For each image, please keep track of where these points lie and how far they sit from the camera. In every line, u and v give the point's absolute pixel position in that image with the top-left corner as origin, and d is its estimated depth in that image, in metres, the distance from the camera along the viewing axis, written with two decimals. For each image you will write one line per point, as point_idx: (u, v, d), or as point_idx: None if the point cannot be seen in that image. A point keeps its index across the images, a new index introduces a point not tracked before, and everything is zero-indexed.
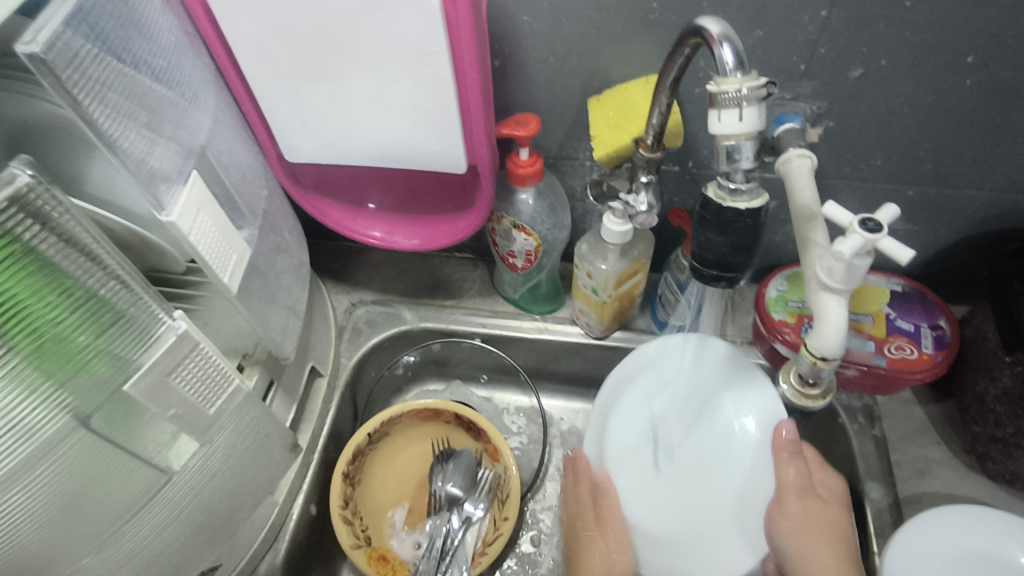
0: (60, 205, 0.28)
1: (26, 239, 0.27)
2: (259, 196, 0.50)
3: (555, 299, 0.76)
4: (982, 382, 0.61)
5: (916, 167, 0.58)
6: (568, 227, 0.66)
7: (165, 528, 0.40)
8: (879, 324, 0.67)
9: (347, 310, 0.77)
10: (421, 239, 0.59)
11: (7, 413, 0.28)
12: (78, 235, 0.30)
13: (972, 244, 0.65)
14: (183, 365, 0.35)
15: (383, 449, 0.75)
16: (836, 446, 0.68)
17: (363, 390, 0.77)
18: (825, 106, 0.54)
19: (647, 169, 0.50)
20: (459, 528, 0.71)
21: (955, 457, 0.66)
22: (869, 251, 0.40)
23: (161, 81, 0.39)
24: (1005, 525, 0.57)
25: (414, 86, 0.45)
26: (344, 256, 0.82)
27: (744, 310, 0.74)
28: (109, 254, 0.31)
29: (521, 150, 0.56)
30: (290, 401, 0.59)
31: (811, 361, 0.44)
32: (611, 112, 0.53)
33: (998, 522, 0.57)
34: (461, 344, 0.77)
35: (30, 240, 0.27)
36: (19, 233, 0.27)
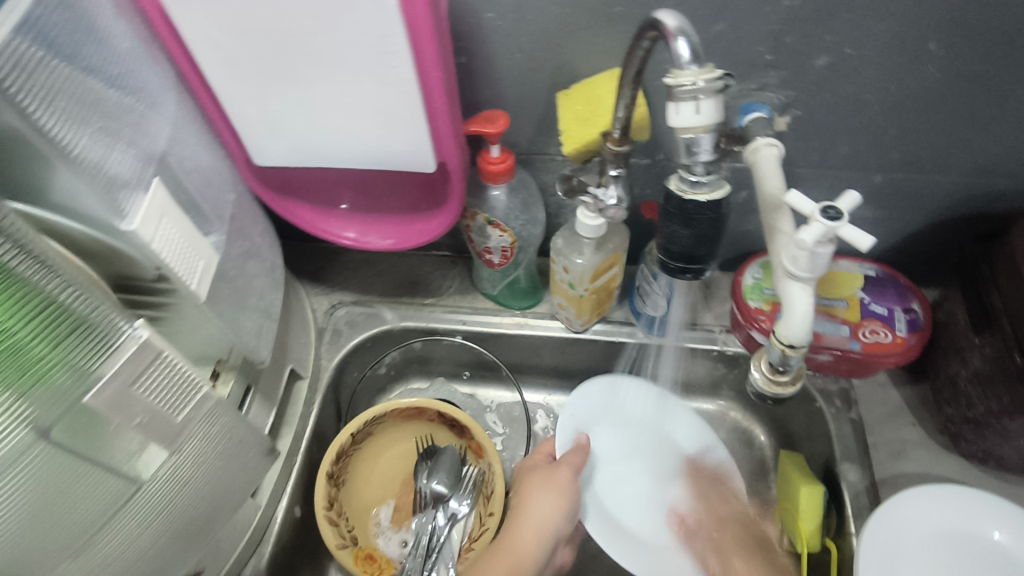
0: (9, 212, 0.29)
1: None
2: (225, 201, 0.50)
3: (534, 294, 0.76)
4: (954, 364, 0.62)
5: (884, 153, 0.58)
6: (542, 222, 0.67)
7: (138, 537, 0.40)
8: (853, 309, 0.67)
9: (327, 311, 0.77)
10: (396, 239, 0.59)
11: None
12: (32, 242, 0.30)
13: (943, 228, 0.66)
14: (147, 373, 0.35)
15: (367, 449, 0.75)
16: (815, 431, 0.69)
17: (346, 390, 0.77)
18: (792, 95, 0.54)
19: (616, 163, 0.50)
20: (445, 525, 0.71)
21: (930, 438, 0.67)
22: (830, 239, 0.40)
23: (117, 88, 0.39)
24: (981, 503, 0.58)
25: (378, 87, 0.45)
26: (322, 257, 0.82)
27: (721, 299, 0.75)
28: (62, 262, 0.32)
29: (492, 147, 0.56)
30: (268, 405, 0.59)
31: (780, 349, 0.44)
32: (579, 106, 0.53)
33: (974, 501, 0.58)
34: (442, 342, 0.77)
35: None
36: None
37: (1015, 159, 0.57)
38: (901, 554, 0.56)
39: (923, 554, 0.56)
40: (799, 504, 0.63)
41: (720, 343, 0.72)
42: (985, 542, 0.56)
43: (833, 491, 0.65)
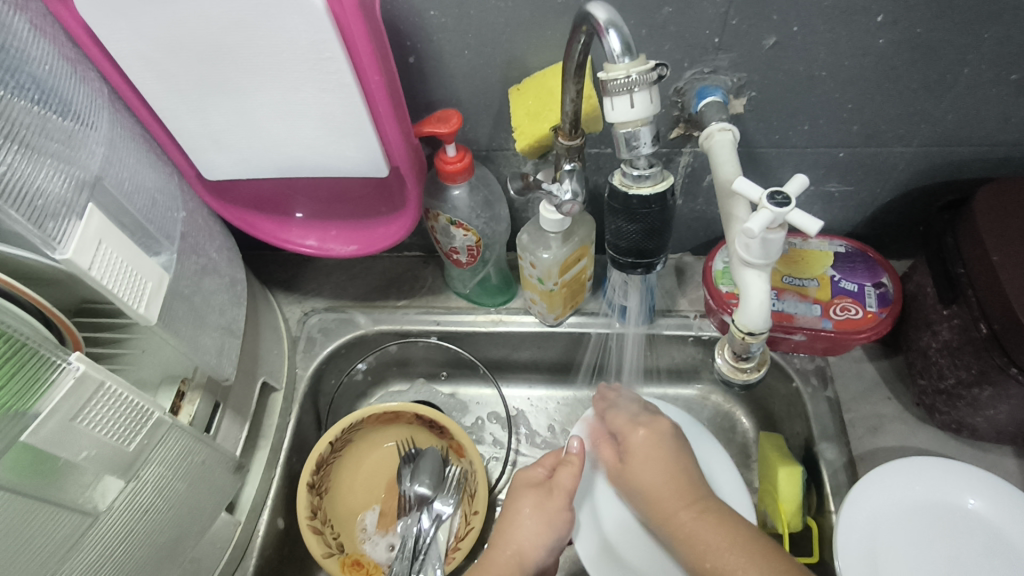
0: None
1: None
2: (174, 220, 0.49)
3: (507, 289, 0.76)
4: (925, 336, 0.62)
5: (843, 129, 0.58)
6: (506, 218, 0.66)
7: (100, 568, 0.40)
8: (824, 287, 0.67)
9: (300, 319, 0.76)
10: (358, 244, 0.58)
11: None
12: None
13: (909, 200, 0.66)
14: (90, 406, 0.35)
15: (349, 456, 0.75)
16: (793, 410, 0.69)
17: (325, 398, 0.77)
18: (745, 77, 0.54)
19: (570, 157, 0.50)
20: (430, 527, 0.71)
21: (906, 410, 0.67)
22: (781, 225, 0.40)
23: (36, 111, 0.38)
24: (953, 473, 0.58)
25: (318, 94, 0.44)
26: (293, 265, 0.81)
27: (695, 283, 0.75)
28: None
29: (447, 147, 0.55)
30: (240, 420, 0.59)
31: (741, 337, 0.45)
32: (530, 101, 0.52)
33: (948, 471, 0.58)
34: (417, 343, 0.77)
35: None
36: None
37: (973, 127, 0.57)
38: (879, 531, 0.56)
39: (900, 524, 0.56)
40: (778, 485, 0.63)
41: (695, 328, 0.71)
42: (962, 512, 0.56)
43: (811, 469, 0.65)
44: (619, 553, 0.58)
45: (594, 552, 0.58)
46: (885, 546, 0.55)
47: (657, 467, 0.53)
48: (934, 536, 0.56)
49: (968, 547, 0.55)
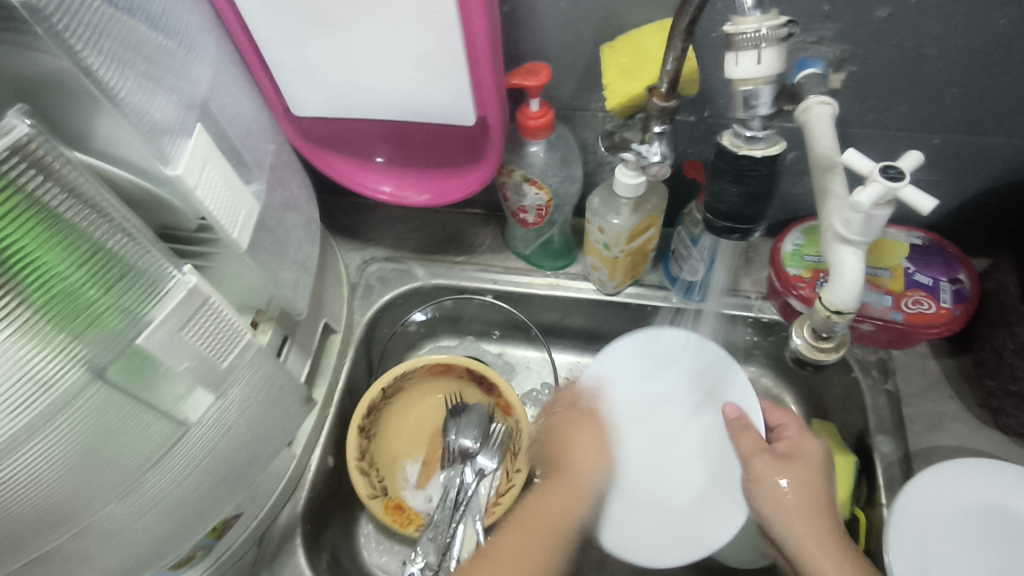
0: (60, 156, 0.30)
1: (29, 190, 0.29)
2: (265, 151, 0.50)
3: (568, 254, 0.75)
4: (1000, 336, 0.59)
5: (944, 113, 0.56)
6: (579, 179, 0.65)
7: (185, 477, 0.42)
8: (897, 278, 0.65)
9: (360, 267, 0.77)
10: (431, 194, 0.59)
11: (22, 363, 0.30)
12: (83, 188, 0.31)
13: (998, 196, 0.63)
14: (195, 318, 0.37)
15: (397, 403, 0.76)
16: (850, 400, 0.68)
17: (378, 345, 0.78)
18: (849, 50, 0.52)
19: (661, 120, 0.49)
20: (472, 480, 0.72)
21: (968, 412, 0.65)
22: (890, 201, 0.38)
23: (157, 29, 0.39)
24: (1022, 479, 0.56)
25: (419, 33, 0.44)
26: (355, 212, 0.81)
27: (760, 264, 0.73)
28: (114, 207, 0.33)
29: (531, 101, 0.55)
30: (304, 356, 0.60)
31: (826, 315, 0.44)
32: (625, 58, 0.51)
33: (1016, 477, 0.57)
34: (472, 301, 0.78)
35: (33, 191, 0.29)
36: (21, 183, 0.28)
37: None
38: (934, 529, 0.55)
39: (942, 514, 0.56)
40: (829, 473, 0.63)
41: (755, 309, 0.70)
42: (1009, 515, 0.55)
43: (865, 461, 0.64)
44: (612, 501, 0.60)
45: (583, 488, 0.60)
46: (936, 545, 0.55)
47: (797, 471, 0.54)
48: (994, 541, 0.54)
49: (1006, 546, 0.54)
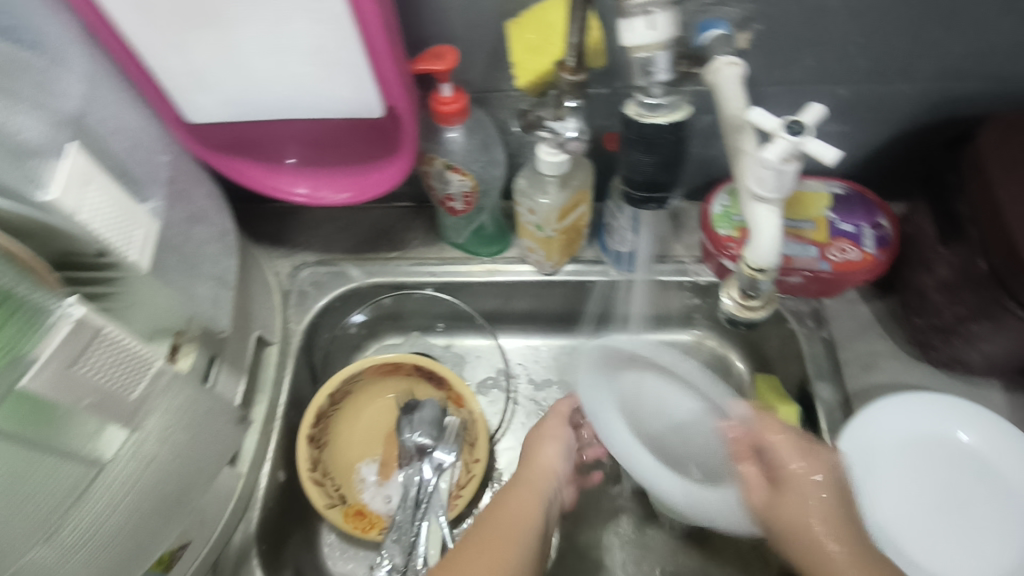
0: None
1: None
2: (159, 164, 0.47)
3: (502, 238, 0.74)
4: (920, 274, 0.62)
5: (849, 64, 0.57)
6: (502, 162, 0.64)
7: (109, 518, 0.40)
8: (821, 228, 0.67)
9: (291, 273, 0.75)
10: (351, 191, 0.56)
11: None
12: None
13: (908, 140, 0.65)
14: (89, 353, 0.34)
15: (346, 409, 0.74)
16: (789, 351, 0.70)
17: (320, 352, 0.76)
18: (752, 9, 0.52)
19: (574, 93, 0.48)
20: (431, 476, 0.70)
21: (900, 350, 0.68)
22: (796, 156, 0.39)
23: (20, 45, 0.37)
24: (950, 408, 0.59)
25: (310, 26, 0.42)
26: (279, 217, 0.78)
27: (692, 229, 0.74)
28: None
29: (442, 87, 0.53)
30: (237, 374, 0.57)
31: (749, 274, 0.44)
32: (530, 34, 0.50)
33: (947, 407, 0.59)
34: (412, 296, 0.76)
35: None
36: None
37: (980, 60, 0.56)
38: (874, 465, 0.57)
39: (931, 472, 0.57)
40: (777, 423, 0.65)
41: (690, 274, 0.71)
42: (1006, 484, 0.55)
43: (807, 409, 0.66)
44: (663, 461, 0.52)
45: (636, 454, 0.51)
46: (875, 480, 0.57)
47: (830, 482, 0.49)
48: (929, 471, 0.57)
49: (1000, 513, 0.55)
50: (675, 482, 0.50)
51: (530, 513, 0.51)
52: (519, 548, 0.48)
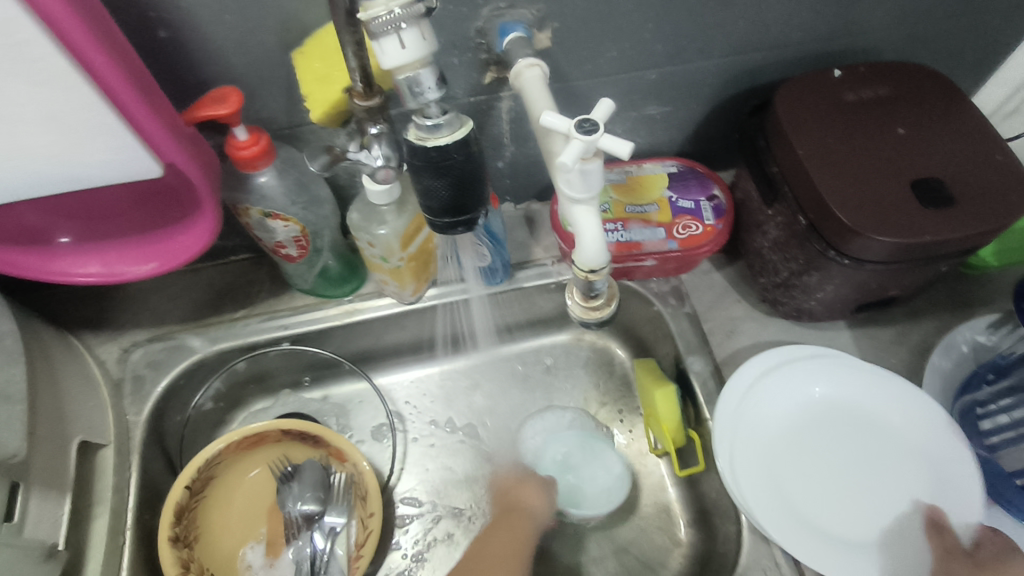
0: None
1: None
2: None
3: (353, 275, 0.69)
4: (757, 237, 0.65)
5: (649, 50, 0.58)
6: (331, 198, 0.59)
7: None
8: (664, 209, 0.68)
9: (120, 359, 0.66)
10: (157, 260, 0.50)
11: None
12: None
13: (724, 112, 0.68)
14: None
15: (216, 493, 0.67)
16: (660, 332, 0.71)
17: (174, 438, 0.68)
18: (545, 8, 0.51)
19: (373, 120, 0.45)
20: (324, 545, 0.65)
21: (756, 310, 0.70)
22: (595, 153, 0.38)
23: None
24: (867, 375, 0.59)
25: (30, 89, 0.36)
26: (97, 298, 0.69)
27: (547, 229, 0.73)
28: None
29: (236, 130, 0.48)
30: (56, 495, 0.49)
31: (584, 277, 0.43)
32: (316, 63, 0.46)
33: (853, 368, 0.60)
34: (268, 354, 0.70)
35: None
36: None
37: (766, 30, 0.59)
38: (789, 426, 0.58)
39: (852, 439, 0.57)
40: (658, 408, 0.65)
41: (554, 274, 0.70)
42: (931, 456, 0.55)
43: (685, 385, 0.67)
44: (797, 514, 0.54)
45: (761, 500, 0.54)
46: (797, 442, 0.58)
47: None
48: (842, 434, 0.58)
49: (914, 480, 0.55)
50: (801, 543, 0.52)
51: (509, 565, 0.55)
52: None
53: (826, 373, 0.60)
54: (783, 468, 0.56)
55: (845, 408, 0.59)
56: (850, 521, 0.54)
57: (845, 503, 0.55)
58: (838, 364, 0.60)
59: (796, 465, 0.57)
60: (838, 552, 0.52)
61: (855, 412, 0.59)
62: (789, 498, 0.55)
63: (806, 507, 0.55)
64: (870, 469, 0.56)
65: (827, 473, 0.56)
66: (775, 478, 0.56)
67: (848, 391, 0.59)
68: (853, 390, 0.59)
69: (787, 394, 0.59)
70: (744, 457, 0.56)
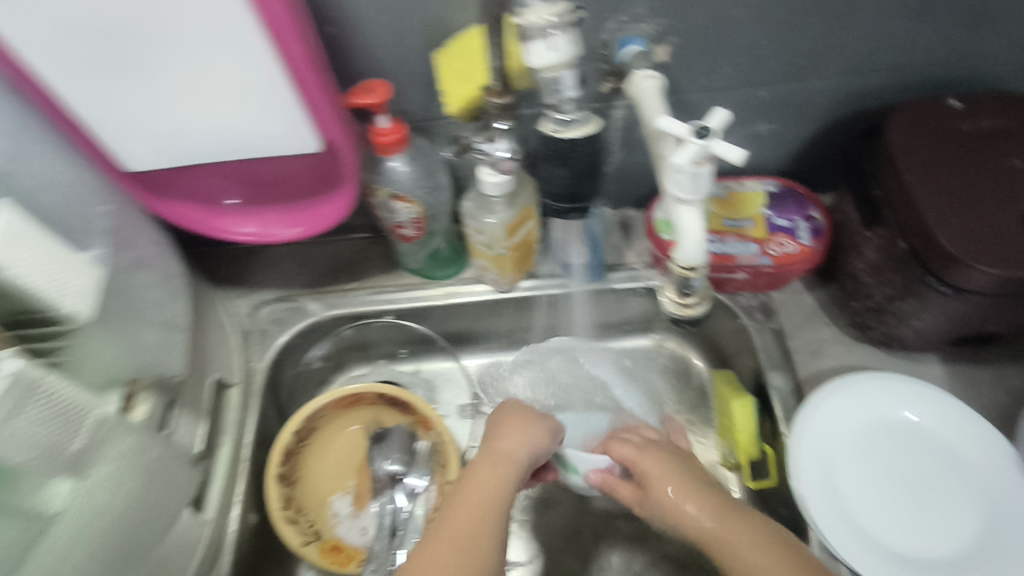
0: None
1: None
2: (98, 215, 0.47)
3: (457, 260, 0.75)
4: (853, 259, 0.65)
5: (762, 68, 0.60)
6: (448, 186, 0.65)
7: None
8: (760, 225, 0.69)
9: (249, 313, 0.75)
10: (302, 226, 0.57)
11: None
12: None
13: (831, 134, 0.68)
14: (28, 406, 0.37)
15: (315, 443, 0.74)
16: (742, 346, 0.72)
17: (285, 389, 0.76)
18: (665, 23, 0.55)
19: (503, 117, 0.51)
20: (406, 503, 0.68)
21: (845, 334, 0.70)
22: (707, 158, 0.41)
23: None
24: (946, 407, 0.60)
25: (235, 67, 0.43)
26: (235, 259, 0.79)
27: (640, 235, 0.76)
28: None
29: (380, 118, 0.54)
30: (197, 416, 0.57)
31: (681, 274, 0.47)
32: (457, 63, 0.51)
33: (931, 398, 0.60)
34: (373, 324, 0.77)
35: None
36: None
37: (883, 55, 0.60)
38: (857, 438, 0.60)
39: (918, 464, 0.58)
40: (735, 418, 0.66)
41: (643, 278, 0.73)
42: (1001, 496, 0.55)
43: (764, 399, 0.68)
44: (850, 517, 0.56)
45: (817, 495, 0.56)
46: (862, 454, 0.59)
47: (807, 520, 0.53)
48: (910, 458, 0.59)
49: (976, 514, 0.55)
50: (846, 542, 0.54)
51: (486, 505, 0.50)
52: (480, 550, 0.47)
53: (911, 395, 0.61)
54: (846, 473, 0.58)
55: (916, 433, 0.60)
56: (900, 535, 0.55)
57: (898, 518, 0.56)
58: (918, 391, 0.61)
59: (857, 474, 0.58)
60: (882, 558, 0.53)
61: (927, 440, 0.59)
62: (843, 501, 0.57)
63: (858, 513, 0.56)
64: (932, 495, 0.57)
65: (887, 489, 0.57)
66: (833, 479, 0.58)
67: (923, 419, 0.60)
68: (927, 418, 0.60)
69: (861, 408, 0.61)
70: (808, 453, 0.58)
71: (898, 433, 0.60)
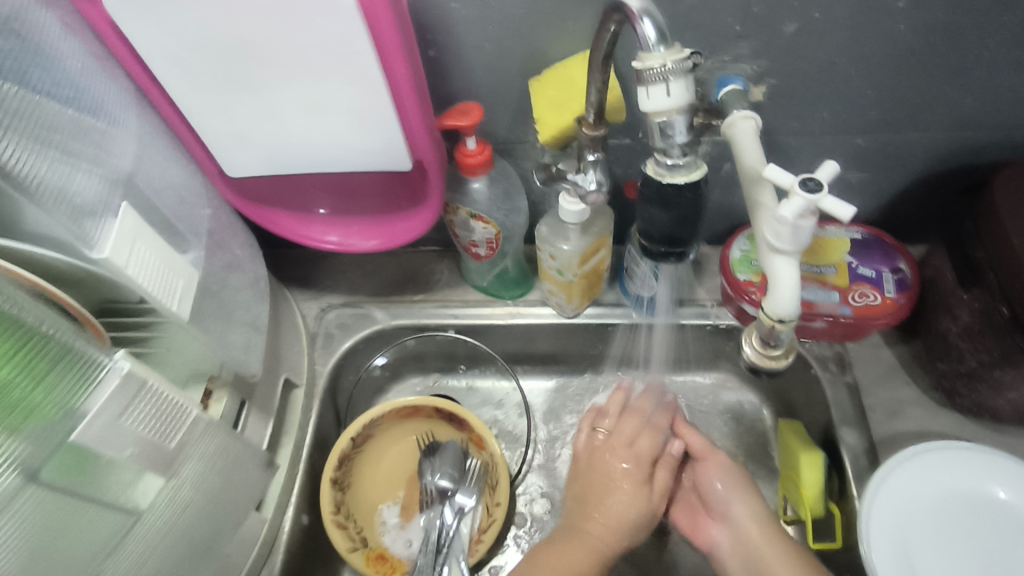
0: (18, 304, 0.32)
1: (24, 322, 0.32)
2: (201, 216, 0.50)
3: (525, 282, 0.76)
4: (944, 320, 0.62)
5: (862, 115, 0.58)
6: (525, 210, 0.66)
7: (145, 563, 0.43)
8: (842, 273, 0.67)
9: (317, 316, 0.77)
10: (379, 239, 0.58)
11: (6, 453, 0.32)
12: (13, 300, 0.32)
13: (927, 185, 0.65)
14: (135, 405, 0.38)
15: (371, 450, 0.75)
16: (813, 396, 0.69)
17: (344, 394, 0.77)
18: (767, 65, 0.54)
19: (594, 147, 0.50)
20: (453, 521, 0.70)
21: (926, 395, 0.67)
22: (813, 211, 0.40)
23: (85, 113, 0.41)
24: None
25: (344, 87, 0.44)
26: (307, 261, 0.81)
27: (713, 272, 0.75)
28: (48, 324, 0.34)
29: (468, 140, 0.55)
30: (266, 416, 0.59)
31: (770, 325, 0.45)
32: (551, 92, 0.52)
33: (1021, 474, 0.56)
34: (435, 338, 0.77)
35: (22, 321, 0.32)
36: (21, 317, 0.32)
37: (996, 110, 0.57)
38: (937, 512, 0.56)
39: (1005, 546, 0.54)
40: (801, 473, 0.63)
41: (713, 317, 0.72)
42: None
43: (833, 455, 0.65)
44: None
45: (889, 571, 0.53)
46: (942, 530, 0.55)
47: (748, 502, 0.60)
48: (996, 539, 0.55)
49: None
50: None
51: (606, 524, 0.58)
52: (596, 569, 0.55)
53: (999, 470, 0.57)
54: (921, 546, 0.55)
55: (1003, 511, 0.56)
56: None
57: None
58: (1005, 465, 0.57)
59: (936, 552, 0.54)
60: None
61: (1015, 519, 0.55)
62: None
63: None
64: None
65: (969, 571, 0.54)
66: (908, 555, 0.54)
67: (1010, 496, 0.56)
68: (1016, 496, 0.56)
69: (940, 479, 0.57)
70: (881, 526, 0.55)
71: (982, 510, 0.56)
